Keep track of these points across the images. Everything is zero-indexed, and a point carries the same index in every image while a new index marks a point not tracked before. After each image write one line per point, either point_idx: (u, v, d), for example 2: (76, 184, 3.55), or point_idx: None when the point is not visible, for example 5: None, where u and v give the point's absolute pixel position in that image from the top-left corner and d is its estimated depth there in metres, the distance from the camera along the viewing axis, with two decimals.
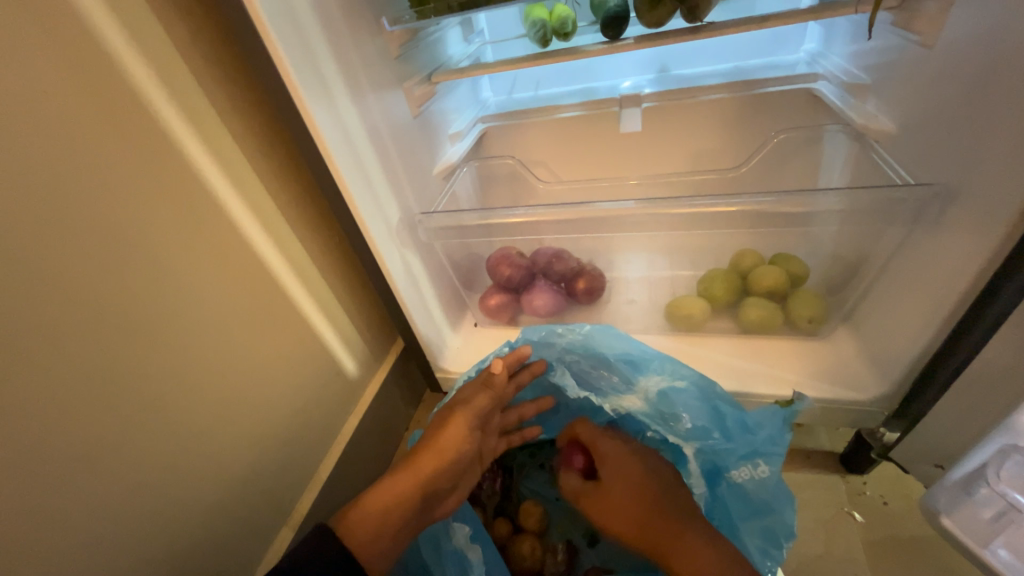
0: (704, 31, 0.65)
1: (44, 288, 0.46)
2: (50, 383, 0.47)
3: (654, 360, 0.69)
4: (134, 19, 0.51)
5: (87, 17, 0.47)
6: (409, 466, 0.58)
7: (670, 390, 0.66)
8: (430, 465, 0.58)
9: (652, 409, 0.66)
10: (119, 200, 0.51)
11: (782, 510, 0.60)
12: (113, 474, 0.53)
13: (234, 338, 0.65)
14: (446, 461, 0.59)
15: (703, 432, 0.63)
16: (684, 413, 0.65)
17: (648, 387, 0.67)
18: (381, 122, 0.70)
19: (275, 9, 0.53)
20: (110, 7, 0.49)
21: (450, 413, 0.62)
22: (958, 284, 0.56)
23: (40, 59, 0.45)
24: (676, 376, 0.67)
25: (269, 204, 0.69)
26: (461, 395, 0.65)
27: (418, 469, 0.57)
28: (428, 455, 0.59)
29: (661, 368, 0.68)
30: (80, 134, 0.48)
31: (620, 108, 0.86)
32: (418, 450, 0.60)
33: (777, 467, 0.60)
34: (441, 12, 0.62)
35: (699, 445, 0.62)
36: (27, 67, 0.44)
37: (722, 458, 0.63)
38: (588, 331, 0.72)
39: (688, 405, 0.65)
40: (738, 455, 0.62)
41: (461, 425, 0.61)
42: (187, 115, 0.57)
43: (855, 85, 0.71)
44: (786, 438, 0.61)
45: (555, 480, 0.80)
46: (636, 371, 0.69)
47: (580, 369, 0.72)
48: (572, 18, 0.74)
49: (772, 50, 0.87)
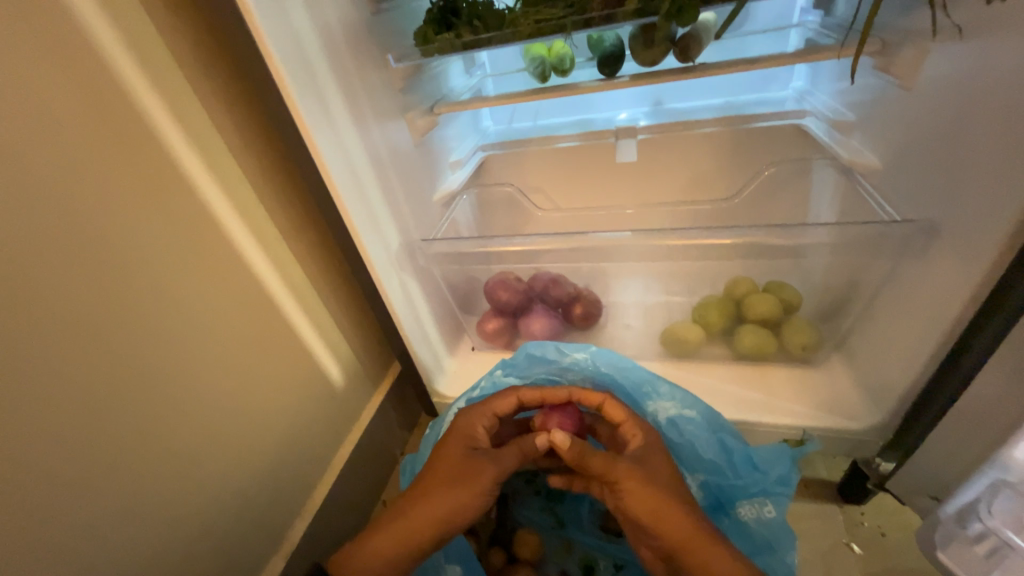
0: (696, 70, 0.68)
1: (46, 313, 0.47)
2: (43, 407, 0.47)
3: (662, 387, 0.68)
4: (149, 56, 0.54)
5: (104, 56, 0.50)
6: (420, 509, 0.57)
7: (679, 419, 0.66)
8: (443, 510, 0.57)
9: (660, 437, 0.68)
10: (125, 227, 0.53)
11: (784, 550, 0.58)
12: (101, 500, 0.52)
13: (231, 362, 0.65)
14: (463, 509, 0.58)
15: (709, 463, 0.64)
16: (692, 444, 0.65)
17: (657, 414, 0.67)
18: (383, 149, 0.72)
19: (283, 42, 0.55)
20: (126, 46, 0.52)
21: (471, 460, 0.60)
22: (946, 317, 0.57)
23: (59, 95, 0.47)
24: (686, 404, 0.67)
25: (271, 229, 0.70)
26: (475, 433, 0.63)
27: (431, 513, 0.57)
28: (444, 501, 0.57)
29: (670, 395, 0.68)
30: (89, 164, 0.50)
31: (616, 138, 0.90)
32: (431, 493, 0.58)
33: (783, 510, 0.59)
34: (445, 51, 0.64)
35: (704, 476, 0.65)
36: (44, 102, 0.46)
37: (728, 492, 0.63)
38: (593, 352, 0.71)
39: (696, 434, 0.65)
40: (745, 491, 0.61)
41: (485, 478, 0.59)
42: (196, 146, 0.59)
43: (841, 122, 0.74)
44: (794, 480, 0.59)
45: (551, 509, 0.78)
46: (644, 397, 0.69)
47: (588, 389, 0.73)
48: (571, 54, 0.77)
49: (761, 86, 0.90)
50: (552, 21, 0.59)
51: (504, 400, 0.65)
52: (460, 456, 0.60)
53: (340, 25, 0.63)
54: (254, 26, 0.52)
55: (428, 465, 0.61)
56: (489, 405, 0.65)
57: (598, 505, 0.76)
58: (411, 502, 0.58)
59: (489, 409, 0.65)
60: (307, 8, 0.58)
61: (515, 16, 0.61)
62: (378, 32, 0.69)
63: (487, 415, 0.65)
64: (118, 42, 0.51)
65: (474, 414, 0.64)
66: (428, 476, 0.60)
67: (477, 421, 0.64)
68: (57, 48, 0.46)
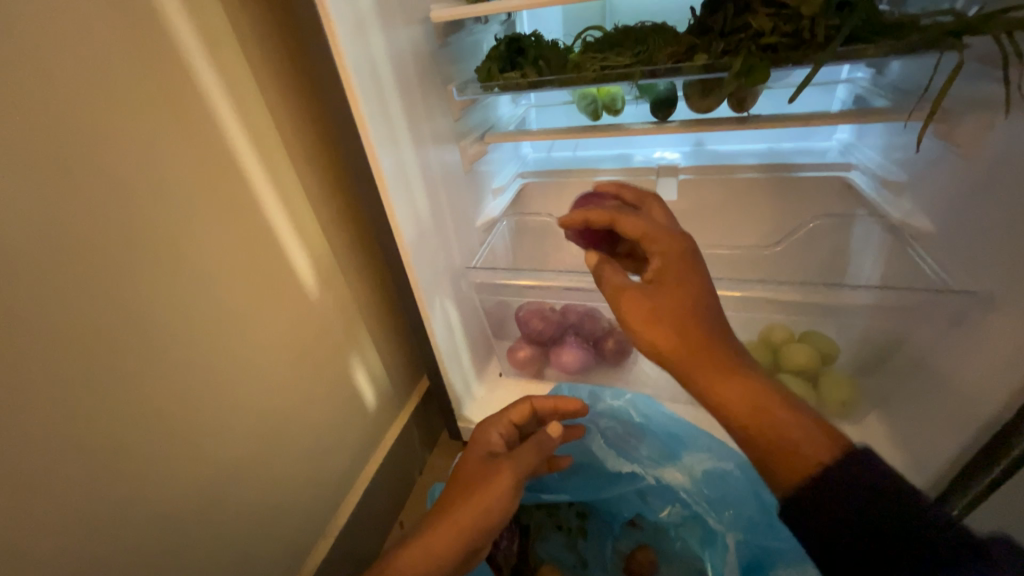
0: (751, 120, 0.69)
1: (120, 324, 0.49)
2: (108, 415, 0.49)
3: (700, 438, 0.73)
4: (229, 84, 0.57)
5: (191, 83, 0.54)
6: (446, 522, 0.55)
7: (714, 471, 0.70)
8: (469, 520, 0.55)
9: (696, 488, 0.70)
10: (193, 242, 0.55)
11: None
12: (149, 511, 0.53)
13: (273, 375, 0.66)
14: (490, 519, 0.56)
15: (747, 520, 0.66)
16: (730, 499, 0.68)
17: (695, 466, 0.71)
18: (436, 172, 0.73)
19: (360, 64, 0.56)
20: (210, 75, 0.55)
21: (493, 462, 0.60)
22: (1003, 390, 0.57)
23: (150, 118, 0.50)
24: (723, 457, 0.70)
25: (324, 247, 0.73)
26: (493, 440, 0.64)
27: (457, 523, 0.55)
28: (473, 508, 0.56)
29: (707, 447, 0.72)
30: (167, 181, 0.52)
31: (657, 175, 0.90)
32: (456, 501, 0.56)
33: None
34: (510, 88, 0.66)
35: (742, 535, 0.65)
36: (136, 125, 0.49)
37: (767, 553, 0.64)
38: (630, 399, 0.78)
39: (735, 489, 0.68)
40: (785, 554, 0.63)
41: (507, 481, 0.57)
42: (264, 167, 0.63)
43: (890, 180, 0.74)
44: None
45: (574, 546, 0.77)
46: (681, 447, 0.73)
47: (618, 438, 0.76)
48: (622, 94, 0.79)
49: (804, 136, 0.90)
50: (620, 69, 0.61)
51: (518, 408, 0.67)
52: (480, 465, 0.60)
53: (410, 56, 0.65)
54: (337, 45, 0.53)
55: (453, 478, 0.61)
56: (505, 413, 0.67)
57: (621, 544, 0.76)
58: (438, 517, 0.56)
59: (504, 417, 0.67)
60: (384, 38, 0.60)
61: (580, 61, 0.63)
62: (441, 64, 0.72)
63: (503, 422, 0.66)
64: (205, 72, 0.55)
65: (490, 422, 0.67)
66: (451, 490, 0.59)
67: (493, 429, 0.66)
68: (153, 76, 0.50)
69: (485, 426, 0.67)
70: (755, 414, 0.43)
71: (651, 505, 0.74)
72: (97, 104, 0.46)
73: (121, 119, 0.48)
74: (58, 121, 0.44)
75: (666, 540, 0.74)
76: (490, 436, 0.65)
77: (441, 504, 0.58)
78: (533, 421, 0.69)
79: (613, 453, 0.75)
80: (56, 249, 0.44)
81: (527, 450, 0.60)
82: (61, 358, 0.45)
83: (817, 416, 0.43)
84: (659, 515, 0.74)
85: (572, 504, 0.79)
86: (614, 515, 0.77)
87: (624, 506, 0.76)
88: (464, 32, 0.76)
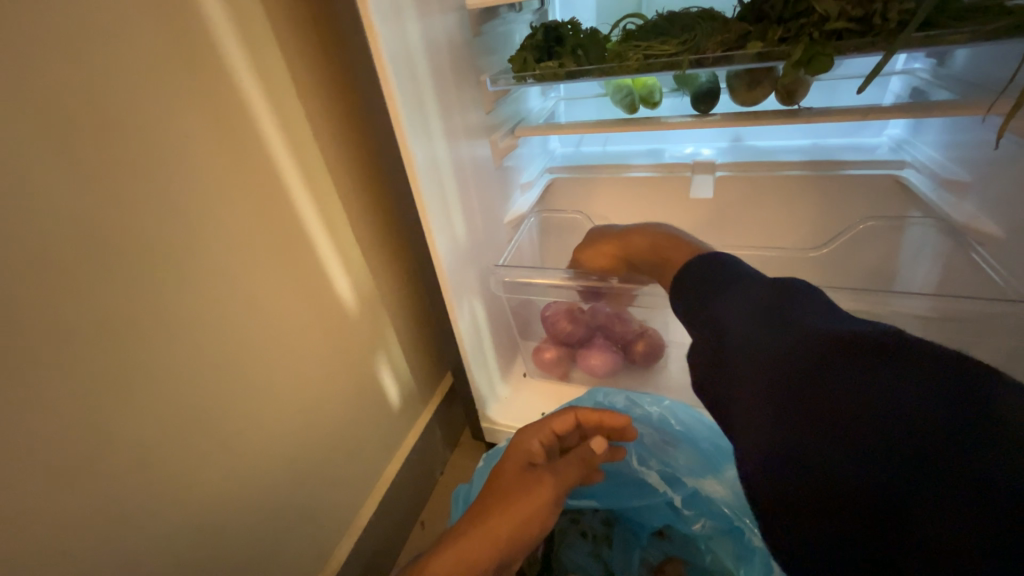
0: (801, 114, 0.65)
1: (149, 320, 0.48)
2: (138, 411, 0.48)
3: None
4: (262, 75, 0.56)
5: (224, 74, 0.53)
6: (481, 531, 0.53)
7: None
8: (506, 531, 0.54)
9: (738, 501, 0.69)
10: (223, 235, 0.54)
11: None
12: (176, 508, 0.53)
13: (299, 371, 0.66)
14: (526, 531, 0.56)
15: None
16: None
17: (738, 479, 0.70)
18: (467, 167, 0.71)
19: (395, 53, 0.55)
20: (243, 66, 0.54)
21: (534, 475, 0.58)
22: None
23: (184, 108, 0.50)
24: None
25: (353, 242, 0.71)
26: (534, 449, 0.62)
27: (497, 535, 0.54)
28: (514, 521, 0.55)
29: None
30: (199, 173, 0.51)
31: (693, 173, 0.86)
32: (495, 510, 0.55)
33: None
34: (546, 79, 0.63)
35: None
36: (171, 116, 0.48)
37: None
38: (667, 406, 0.78)
39: None
40: None
41: (547, 497, 0.57)
42: (296, 160, 0.62)
43: (951, 180, 0.69)
44: None
45: (599, 555, 0.73)
46: (722, 459, 0.73)
47: (657, 446, 0.75)
48: (659, 86, 0.75)
49: (851, 131, 0.85)
50: (665, 58, 0.58)
51: (562, 418, 0.64)
52: (519, 475, 0.58)
53: (445, 44, 0.63)
54: (372, 34, 0.52)
55: (489, 483, 0.59)
56: (547, 421, 0.64)
57: (648, 556, 0.73)
58: (473, 523, 0.54)
59: (547, 426, 0.64)
60: (419, 26, 0.58)
61: (622, 49, 0.60)
62: (474, 53, 0.70)
63: (545, 431, 0.64)
64: (239, 63, 0.54)
65: (530, 429, 0.64)
66: (486, 497, 0.57)
67: (534, 437, 0.63)
68: (187, 67, 0.49)
69: (524, 432, 0.64)
70: (655, 251, 0.60)
71: (683, 517, 0.71)
72: (131, 92, 0.45)
73: (156, 110, 0.47)
74: (92, 111, 0.43)
75: (696, 554, 0.71)
76: (529, 443, 0.62)
77: (477, 509, 0.56)
78: (575, 433, 0.67)
79: (651, 462, 0.73)
80: (88, 242, 0.43)
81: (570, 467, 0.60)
82: (93, 351, 0.44)
83: (698, 242, 0.58)
84: (691, 528, 0.71)
85: (598, 510, 0.77)
86: (642, 525, 0.74)
87: (654, 515, 0.73)
88: (498, 21, 0.74)
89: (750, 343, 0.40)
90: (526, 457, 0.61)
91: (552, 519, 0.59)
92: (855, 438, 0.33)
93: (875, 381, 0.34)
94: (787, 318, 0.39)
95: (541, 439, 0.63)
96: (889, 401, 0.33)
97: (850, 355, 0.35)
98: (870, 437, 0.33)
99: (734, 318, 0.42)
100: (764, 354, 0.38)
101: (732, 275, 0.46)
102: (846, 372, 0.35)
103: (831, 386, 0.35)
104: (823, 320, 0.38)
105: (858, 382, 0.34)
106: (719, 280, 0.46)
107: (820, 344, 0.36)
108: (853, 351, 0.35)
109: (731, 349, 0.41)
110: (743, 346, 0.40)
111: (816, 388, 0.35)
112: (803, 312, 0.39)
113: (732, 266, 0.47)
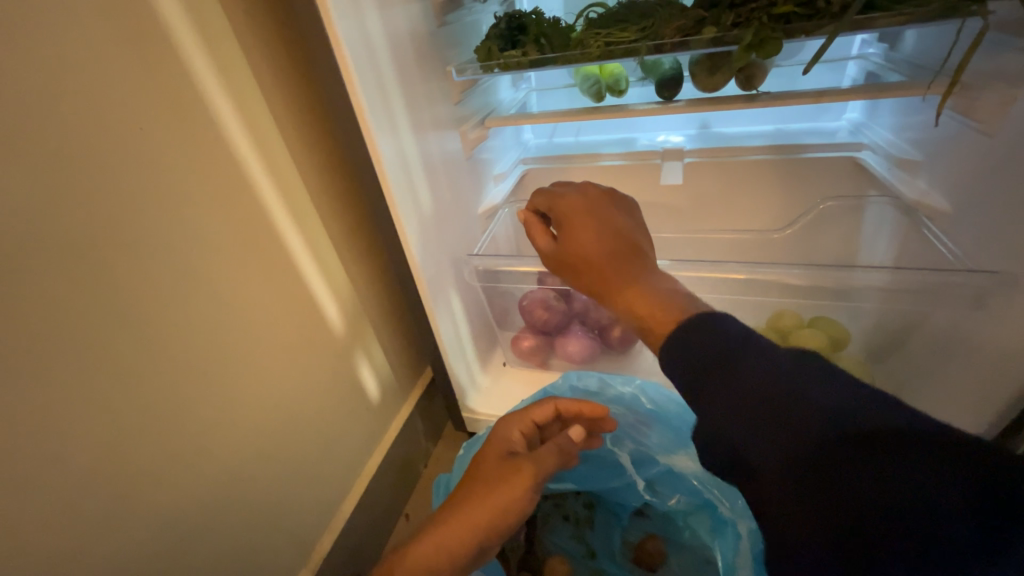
0: (760, 97, 0.67)
1: (112, 317, 0.47)
2: (104, 410, 0.47)
3: None
4: (224, 65, 0.56)
5: (183, 65, 0.52)
6: (460, 515, 0.54)
7: None
8: (484, 519, 0.54)
9: (706, 473, 0.70)
10: (188, 228, 0.53)
11: None
12: (151, 508, 0.52)
13: (274, 367, 0.65)
14: (505, 521, 0.55)
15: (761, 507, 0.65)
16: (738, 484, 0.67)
17: None
18: (437, 159, 0.72)
19: (356, 45, 0.54)
20: (201, 56, 0.53)
21: (513, 461, 0.58)
22: None
23: (144, 100, 0.49)
24: None
25: (323, 236, 0.71)
26: (514, 438, 0.63)
27: (476, 520, 0.54)
28: (490, 507, 0.55)
29: None
30: (162, 166, 0.51)
31: (662, 160, 0.87)
32: (472, 496, 0.55)
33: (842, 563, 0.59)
34: (510, 68, 0.64)
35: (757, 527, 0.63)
36: (128, 109, 0.47)
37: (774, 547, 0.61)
38: (639, 385, 0.79)
39: None
40: None
41: (525, 486, 0.56)
42: (262, 153, 0.61)
43: (904, 160, 0.72)
44: None
45: (581, 536, 0.75)
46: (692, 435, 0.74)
47: (631, 427, 0.77)
48: (625, 74, 0.76)
49: (812, 116, 0.87)
50: (624, 45, 0.59)
51: (542, 407, 0.66)
52: (499, 464, 0.58)
53: (408, 37, 0.63)
54: (331, 26, 0.51)
55: (468, 472, 0.60)
56: (528, 412, 0.66)
57: (629, 535, 0.75)
58: (451, 509, 0.55)
59: (527, 416, 0.65)
60: (380, 18, 0.58)
61: (584, 38, 0.61)
62: (439, 44, 0.70)
63: (526, 421, 0.65)
64: (197, 55, 0.53)
65: (511, 419, 0.65)
66: (465, 483, 0.58)
67: (515, 426, 0.64)
68: (143, 57, 0.48)
69: (506, 423, 0.65)
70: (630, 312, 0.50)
71: (659, 494, 0.74)
72: (82, 83, 0.44)
73: (112, 102, 0.46)
74: (43, 103, 0.42)
75: (675, 529, 0.74)
76: (510, 433, 0.64)
77: (453, 495, 0.57)
78: (555, 424, 0.68)
79: (626, 442, 0.76)
80: (40, 237, 0.42)
81: (549, 454, 0.60)
82: (50, 350, 0.43)
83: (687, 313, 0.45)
84: (667, 504, 0.74)
85: (580, 494, 0.78)
86: (622, 506, 0.76)
87: (632, 495, 0.76)
88: (464, 12, 0.74)
89: (774, 441, 0.36)
90: (506, 447, 0.62)
91: (532, 507, 0.58)
92: (906, 537, 0.32)
93: (914, 467, 0.32)
94: (798, 401, 0.35)
95: (522, 430, 0.64)
96: (925, 498, 0.32)
97: (886, 453, 0.33)
98: (919, 530, 0.32)
99: (751, 408, 0.37)
100: (796, 454, 0.35)
101: (731, 353, 0.39)
102: (888, 462, 0.32)
103: (869, 477, 0.33)
104: (840, 403, 0.35)
105: (905, 480, 0.32)
106: (718, 358, 0.40)
107: (854, 442, 0.33)
108: (885, 447, 0.33)
109: (748, 443, 0.37)
110: (772, 450, 0.36)
111: (852, 491, 0.33)
112: (818, 389, 0.36)
113: (725, 336, 0.40)
